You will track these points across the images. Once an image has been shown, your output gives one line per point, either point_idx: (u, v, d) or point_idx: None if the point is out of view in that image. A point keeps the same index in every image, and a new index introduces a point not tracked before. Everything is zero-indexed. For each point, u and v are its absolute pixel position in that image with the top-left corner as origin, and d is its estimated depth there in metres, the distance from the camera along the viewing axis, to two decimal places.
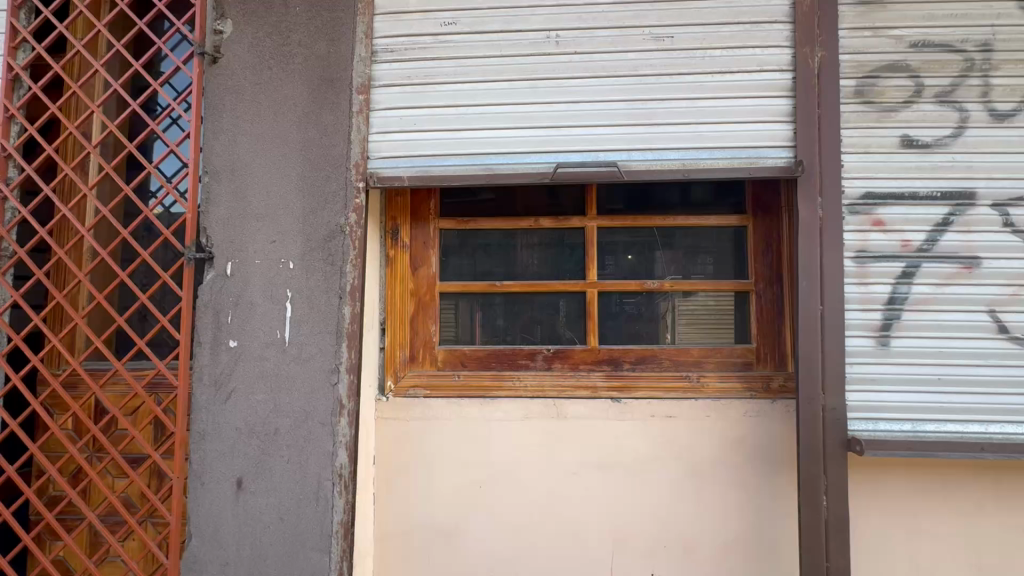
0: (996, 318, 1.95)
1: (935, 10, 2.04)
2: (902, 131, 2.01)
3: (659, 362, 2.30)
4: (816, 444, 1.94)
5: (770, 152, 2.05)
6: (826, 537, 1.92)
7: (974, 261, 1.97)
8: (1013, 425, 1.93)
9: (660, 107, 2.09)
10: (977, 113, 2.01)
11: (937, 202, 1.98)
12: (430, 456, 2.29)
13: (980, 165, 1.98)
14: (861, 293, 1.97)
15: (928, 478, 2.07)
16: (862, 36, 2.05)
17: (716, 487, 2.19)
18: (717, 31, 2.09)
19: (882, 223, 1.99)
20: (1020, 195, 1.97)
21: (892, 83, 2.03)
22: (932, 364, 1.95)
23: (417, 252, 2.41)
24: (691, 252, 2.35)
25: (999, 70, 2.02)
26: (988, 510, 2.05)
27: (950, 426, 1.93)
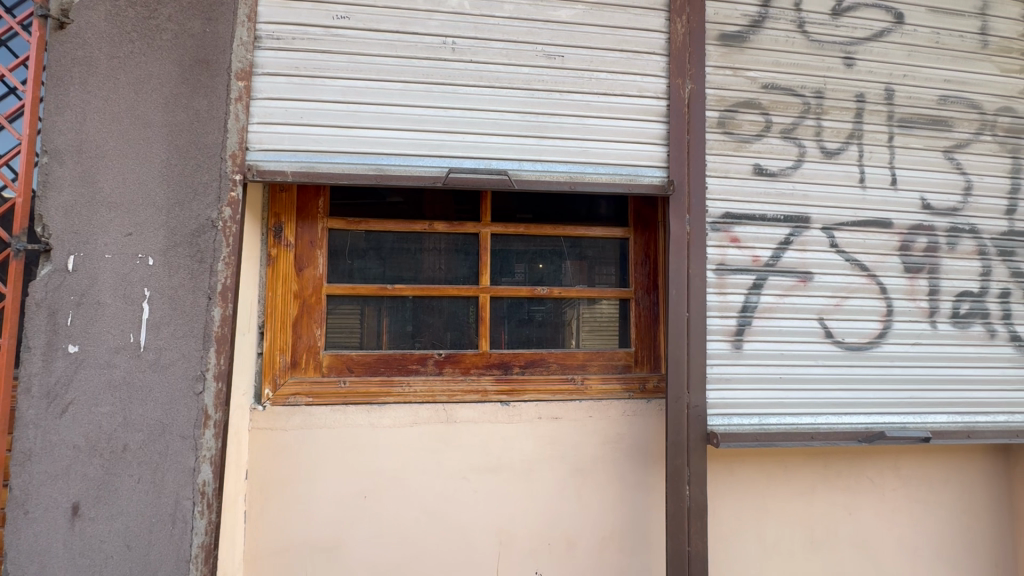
0: (824, 325, 2.28)
1: (781, 58, 2.36)
2: (754, 160, 2.30)
3: (547, 366, 2.39)
4: (681, 438, 2.12)
5: (645, 171, 2.23)
6: (688, 524, 2.10)
7: (808, 275, 2.29)
8: (836, 416, 2.26)
9: (550, 121, 2.19)
10: (812, 150, 2.35)
11: (780, 223, 2.28)
12: (311, 467, 2.17)
13: (813, 194, 2.32)
14: (719, 301, 2.21)
15: (773, 466, 2.35)
16: (724, 74, 2.31)
17: (597, 483, 2.31)
18: (603, 55, 2.24)
19: (737, 239, 2.24)
20: (842, 221, 2.33)
21: (747, 117, 2.31)
22: (775, 364, 2.23)
23: (302, 252, 2.28)
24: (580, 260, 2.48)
25: (828, 115, 2.38)
26: (818, 491, 2.38)
27: (789, 419, 2.22)
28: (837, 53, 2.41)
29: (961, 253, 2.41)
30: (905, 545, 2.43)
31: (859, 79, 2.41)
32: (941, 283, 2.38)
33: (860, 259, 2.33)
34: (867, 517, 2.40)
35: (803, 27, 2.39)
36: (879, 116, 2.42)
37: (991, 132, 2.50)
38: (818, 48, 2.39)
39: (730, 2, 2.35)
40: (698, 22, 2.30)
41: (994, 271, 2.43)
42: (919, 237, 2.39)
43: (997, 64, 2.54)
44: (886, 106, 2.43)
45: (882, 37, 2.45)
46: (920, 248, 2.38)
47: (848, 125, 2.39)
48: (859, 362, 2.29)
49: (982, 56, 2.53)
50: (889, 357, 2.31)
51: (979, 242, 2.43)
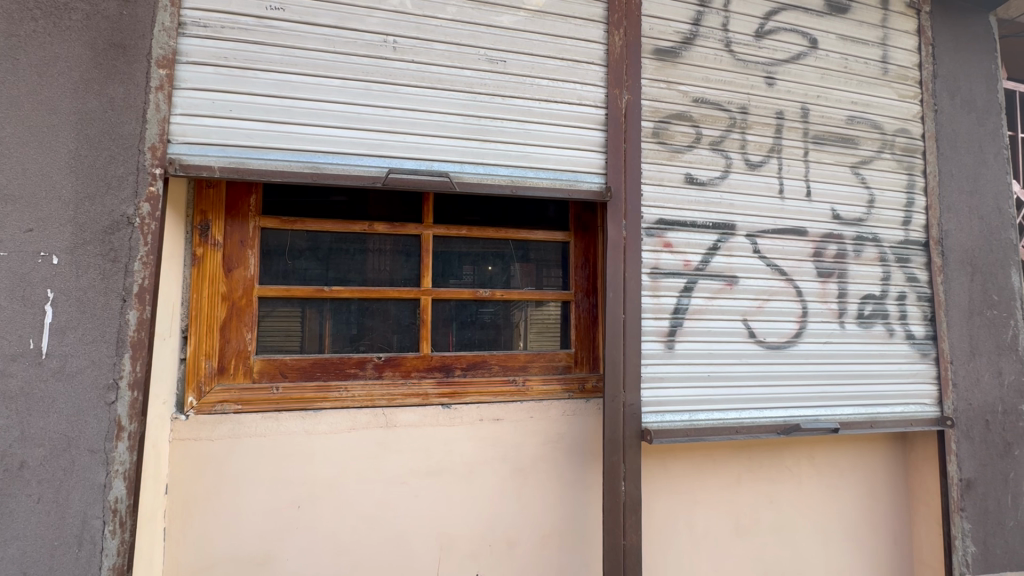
0: (748, 325, 2.44)
1: (710, 74, 2.51)
2: (685, 170, 2.42)
3: (489, 368, 2.40)
4: (617, 436, 2.20)
5: (584, 177, 2.30)
6: (623, 518, 2.18)
7: (734, 279, 2.44)
8: (758, 411, 2.42)
9: (492, 125, 2.21)
10: (738, 161, 2.51)
11: (709, 230, 2.42)
12: (240, 478, 2.06)
13: (738, 203, 2.48)
14: (654, 304, 2.31)
15: (703, 459, 2.49)
16: (658, 87, 2.43)
17: (538, 483, 2.35)
18: (544, 63, 2.29)
19: (670, 244, 2.36)
20: (763, 229, 2.51)
21: (679, 129, 2.44)
22: (704, 363, 2.36)
23: (231, 252, 2.17)
24: (521, 263, 2.51)
25: (752, 129, 2.55)
26: (743, 482, 2.53)
27: (717, 415, 2.35)
28: (760, 72, 2.59)
29: (865, 259, 2.65)
30: (819, 528, 2.64)
31: (779, 97, 2.61)
32: (848, 286, 2.61)
33: (780, 264, 2.52)
34: (786, 503, 2.59)
35: (729, 47, 2.55)
36: (796, 133, 2.62)
37: (890, 150, 2.78)
38: (743, 67, 2.56)
39: (664, 19, 2.47)
40: (635, 36, 2.40)
41: (892, 276, 2.69)
42: (830, 244, 2.61)
43: (895, 90, 2.82)
44: (802, 123, 2.64)
45: (799, 60, 2.66)
46: (831, 254, 2.60)
47: (769, 139, 2.57)
48: (779, 360, 2.47)
49: (883, 81, 2.80)
50: (804, 355, 2.51)
51: (880, 250, 2.69)
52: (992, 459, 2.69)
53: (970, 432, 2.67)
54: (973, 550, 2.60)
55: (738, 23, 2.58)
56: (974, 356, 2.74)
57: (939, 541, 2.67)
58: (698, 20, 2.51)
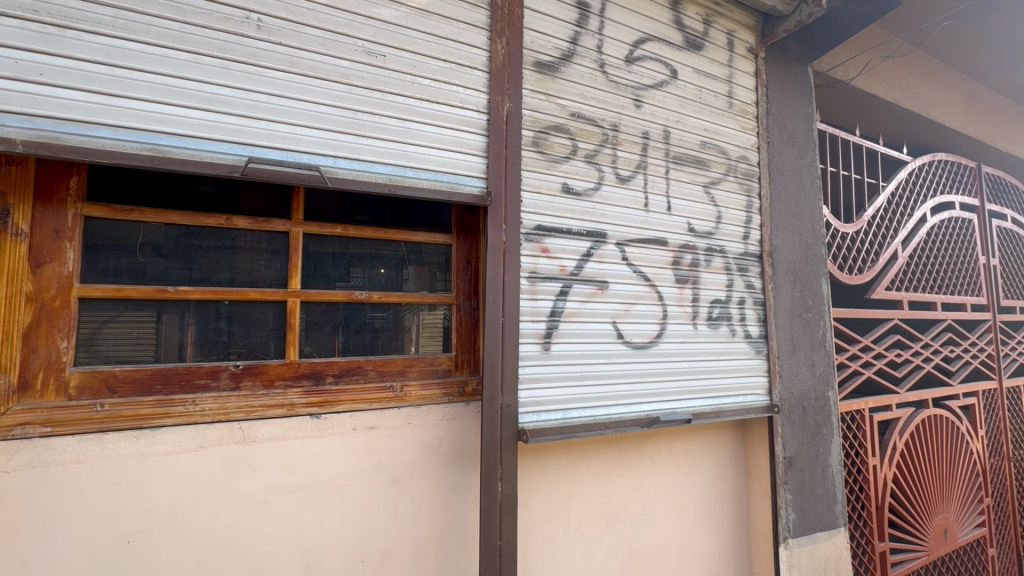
0: (617, 327, 2.63)
1: (586, 92, 2.67)
2: (562, 180, 2.55)
3: (364, 374, 2.29)
4: (495, 437, 2.23)
5: (465, 180, 2.31)
6: (500, 518, 2.21)
7: (605, 284, 2.61)
8: (625, 406, 2.61)
9: (369, 120, 2.12)
10: (610, 175, 2.70)
11: (583, 238, 2.57)
12: (48, 515, 1.72)
13: (609, 213, 2.67)
14: (532, 306, 2.40)
15: (576, 454, 2.62)
16: (538, 98, 2.53)
17: (415, 490, 2.29)
18: (426, 62, 2.26)
19: (547, 250, 2.46)
20: (631, 238, 2.73)
21: (557, 140, 2.56)
22: (578, 363, 2.49)
23: (41, 243, 1.80)
24: (419, 269, 2.49)
25: (622, 146, 2.76)
26: (612, 473, 2.72)
27: (589, 412, 2.50)
28: (629, 94, 2.82)
29: (714, 268, 3.01)
30: (676, 510, 2.92)
31: (645, 119, 2.86)
32: (701, 292, 2.94)
33: (645, 271, 2.75)
34: (649, 490, 2.83)
35: (603, 68, 2.74)
36: (659, 153, 2.89)
37: (734, 174, 3.19)
38: (615, 88, 2.77)
39: (544, 34, 2.57)
40: (517, 46, 2.47)
41: (735, 284, 3.09)
42: (686, 254, 2.91)
43: (738, 121, 3.25)
44: (665, 144, 2.92)
45: (662, 87, 2.95)
46: (687, 263, 2.91)
47: (637, 156, 2.81)
48: (643, 358, 2.69)
49: (729, 113, 3.21)
50: (664, 353, 2.77)
51: (726, 260, 3.07)
52: (807, 439, 3.20)
53: (791, 416, 3.16)
54: (793, 517, 3.07)
55: (611, 47, 2.78)
56: (795, 352, 3.24)
57: (768, 512, 3.10)
58: (575, 39, 2.67)
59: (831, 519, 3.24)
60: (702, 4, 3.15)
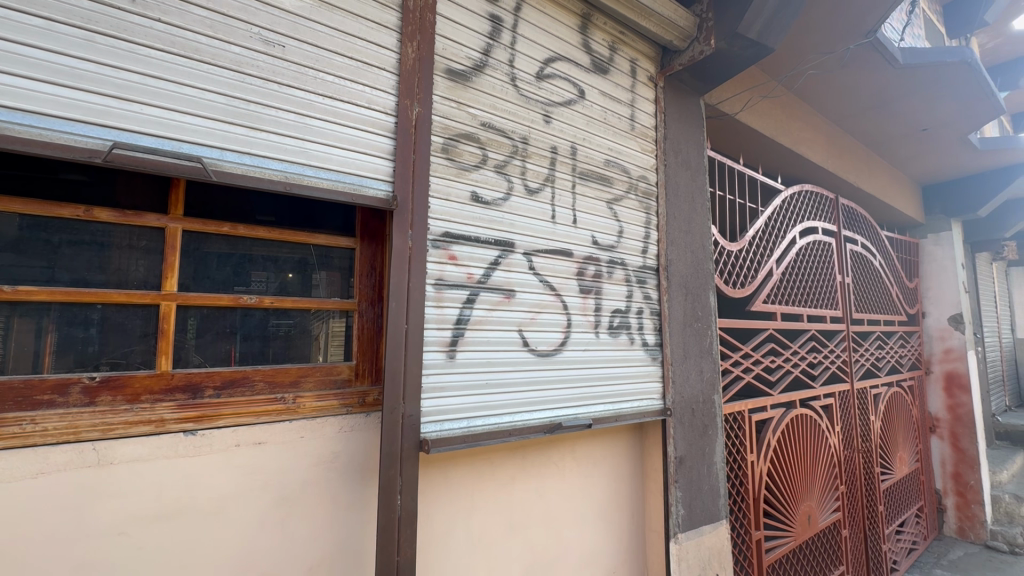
0: (523, 335, 2.68)
1: (497, 104, 2.72)
2: (471, 188, 2.57)
3: (251, 386, 2.11)
4: (395, 448, 2.16)
5: (370, 183, 2.23)
6: (399, 533, 2.14)
7: (512, 292, 2.65)
8: (529, 412, 2.66)
9: (263, 113, 1.99)
10: (519, 186, 2.77)
11: (491, 246, 2.60)
12: None
13: (517, 223, 2.73)
14: (437, 313, 2.37)
15: (480, 463, 2.61)
16: (449, 105, 2.52)
17: (306, 509, 2.14)
18: (330, 57, 2.16)
19: (454, 257, 2.46)
20: (538, 248, 2.80)
21: (466, 148, 2.58)
22: (483, 371, 2.50)
23: None
24: (325, 272, 2.38)
25: (531, 159, 2.85)
26: (516, 480, 2.75)
27: (493, 419, 2.51)
28: (539, 109, 2.92)
29: (616, 279, 3.18)
30: (577, 513, 3.01)
31: (553, 134, 2.97)
32: (603, 301, 3.09)
33: (550, 281, 2.84)
34: (552, 494, 2.89)
35: (514, 81, 2.82)
36: (566, 167, 3.02)
37: (635, 193, 3.41)
38: (525, 102, 2.86)
39: (457, 42, 2.59)
40: (427, 51, 2.45)
41: (634, 295, 3.28)
42: (589, 265, 3.05)
43: (639, 143, 3.49)
44: (571, 159, 3.05)
45: (570, 105, 3.09)
46: (590, 274, 3.05)
47: (544, 170, 2.90)
48: (548, 366, 2.76)
49: (631, 135, 3.44)
50: (568, 361, 2.86)
51: (626, 272, 3.25)
52: (695, 439, 3.47)
53: (682, 419, 3.41)
54: (683, 513, 3.29)
55: (522, 62, 2.86)
56: (686, 358, 3.51)
57: (661, 510, 3.30)
58: (487, 51, 2.71)
59: (715, 513, 3.53)
60: (608, 31, 3.35)
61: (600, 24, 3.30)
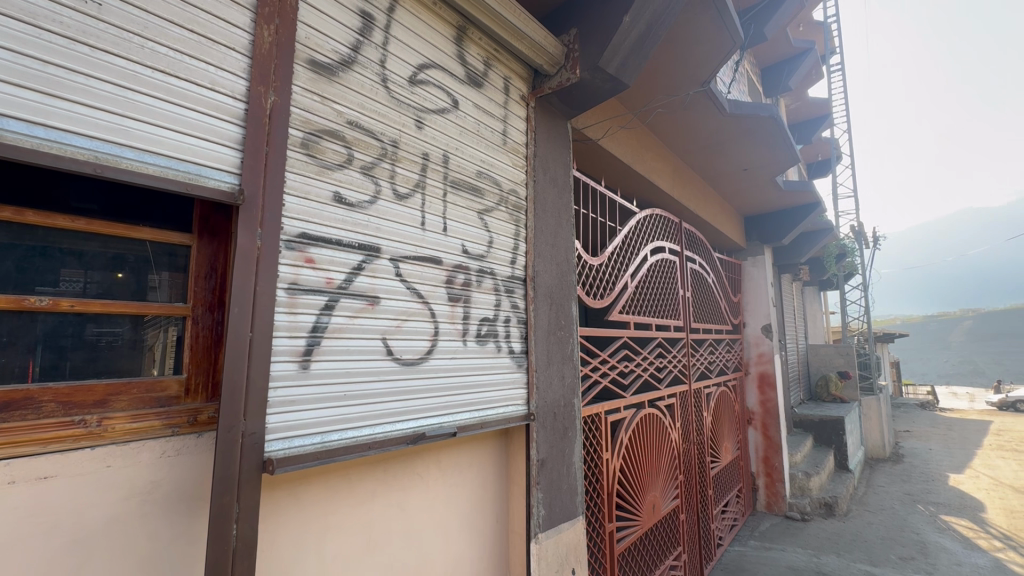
0: (387, 344, 2.59)
1: (366, 103, 2.62)
2: (334, 188, 2.43)
3: (39, 408, 1.72)
4: (231, 472, 1.92)
5: (211, 173, 1.99)
6: (231, 567, 1.90)
7: (376, 299, 2.55)
8: (391, 424, 2.57)
9: (68, 78, 1.67)
10: (387, 190, 2.69)
11: (354, 250, 2.48)
12: None
13: (383, 228, 2.64)
14: (289, 321, 2.18)
15: (337, 479, 2.46)
16: (311, 98, 2.36)
17: (112, 553, 1.80)
18: (164, 27, 1.90)
19: (312, 260, 2.29)
20: (405, 255, 2.75)
21: (330, 146, 2.43)
22: (341, 382, 2.36)
23: None
24: (174, 274, 2.12)
25: (400, 163, 2.79)
26: (377, 495, 2.64)
27: (350, 433, 2.37)
28: (411, 114, 2.88)
29: (484, 288, 3.25)
30: (440, 524, 2.98)
31: (425, 140, 2.95)
32: (471, 310, 3.13)
33: (418, 288, 2.79)
34: (414, 506, 2.83)
35: (385, 82, 2.74)
36: (437, 175, 3.02)
37: (505, 205, 3.52)
38: (396, 105, 2.80)
39: (323, 33, 2.44)
40: (287, 37, 2.27)
41: (502, 303, 3.38)
42: (459, 274, 3.08)
43: (511, 158, 3.62)
44: (443, 168, 3.06)
45: (443, 113, 3.10)
46: (459, 282, 3.07)
47: (414, 175, 2.87)
48: (413, 374, 2.71)
49: (503, 150, 3.56)
50: (434, 369, 2.83)
51: (495, 281, 3.34)
52: (555, 441, 3.67)
53: (544, 423, 3.59)
54: (543, 513, 3.45)
55: (394, 64, 2.81)
56: (549, 365, 3.70)
57: (523, 512, 3.41)
58: (356, 47, 2.61)
59: (572, 510, 3.75)
60: (482, 47, 3.44)
61: (475, 39, 3.38)
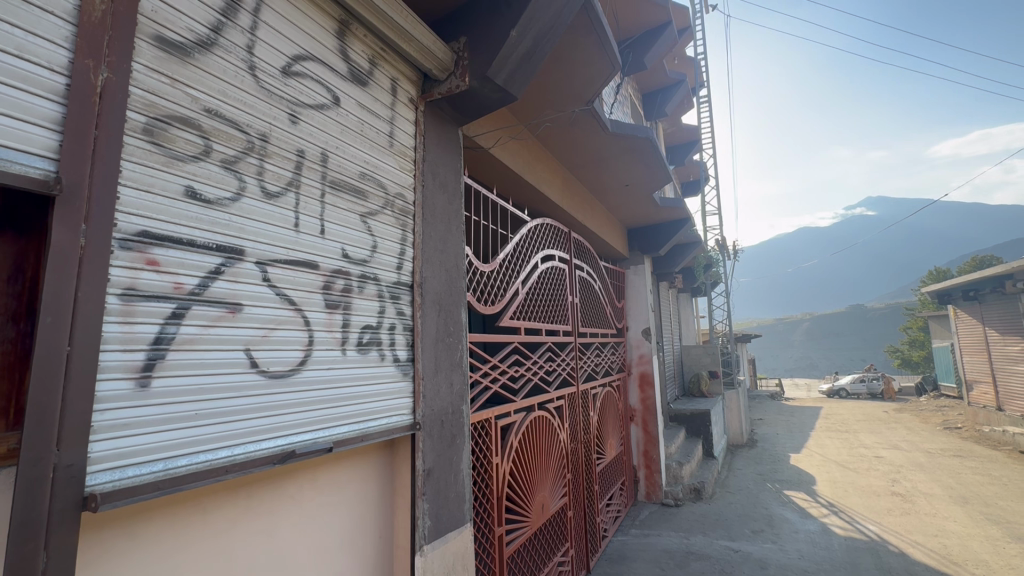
0: (251, 355, 2.36)
1: (228, 90, 2.39)
2: (187, 181, 2.16)
3: None
4: (37, 514, 1.60)
5: (16, 156, 1.67)
6: None
7: (238, 306, 2.32)
8: (255, 443, 2.35)
9: None
10: (252, 187, 2.46)
11: (211, 252, 2.23)
12: None
13: (248, 228, 2.41)
14: (123, 333, 1.89)
15: (187, 509, 2.18)
16: (158, 79, 2.09)
17: None
18: None
19: (155, 263, 2.01)
20: (275, 259, 2.54)
21: (182, 134, 2.17)
22: (192, 399, 2.10)
23: None
24: None
25: (270, 159, 2.58)
26: (241, 522, 2.39)
27: (201, 457, 2.11)
28: (283, 107, 2.68)
29: (367, 294, 3.11)
30: (316, 547, 2.78)
31: (300, 136, 2.76)
32: (351, 317, 2.98)
33: (290, 294, 2.59)
34: (284, 531, 2.61)
35: (252, 70, 2.52)
36: (314, 173, 2.84)
37: (391, 209, 3.42)
38: (266, 96, 2.58)
39: (175, 9, 2.17)
40: (127, 8, 1.99)
41: (387, 310, 3.26)
42: (338, 279, 2.91)
43: (398, 161, 3.53)
44: (321, 166, 2.89)
45: (321, 109, 2.93)
46: (338, 288, 2.91)
47: (287, 173, 2.67)
48: (281, 387, 2.49)
49: (390, 152, 3.46)
50: (307, 381, 2.64)
51: (379, 288, 3.21)
52: (442, 449, 3.63)
53: (431, 431, 3.53)
54: (428, 524, 3.38)
55: (264, 52, 2.59)
56: (436, 372, 3.65)
57: (407, 525, 3.31)
58: (217, 29, 2.36)
59: (459, 517, 3.74)
60: (367, 44, 3.32)
61: (359, 35, 3.25)
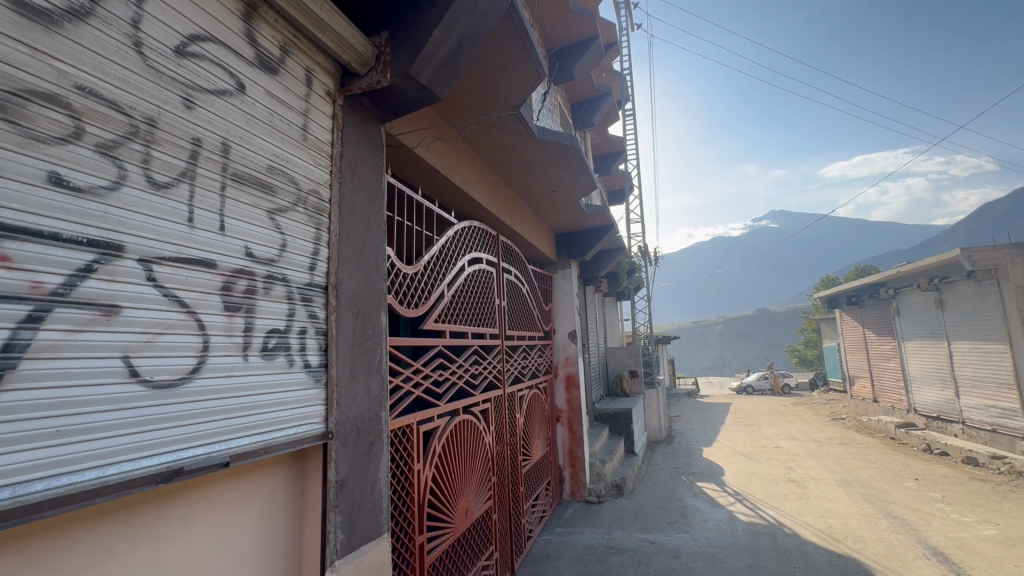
0: (130, 364, 2.11)
1: (106, 66, 2.13)
2: (50, 166, 1.90)
3: None
4: None
5: None
6: None
7: (115, 309, 2.07)
8: (133, 462, 2.09)
9: None
10: (135, 175, 2.21)
11: (81, 247, 1.97)
12: None
13: (128, 221, 2.16)
14: None
15: (48, 539, 1.92)
16: (13, 47, 1.83)
17: None
18: None
19: (6, 258, 1.75)
20: (163, 256, 2.29)
21: (45, 113, 1.91)
22: (52, 414, 1.84)
23: None
24: None
25: (158, 146, 2.34)
26: (118, 549, 2.15)
27: (62, 480, 1.85)
28: (176, 90, 2.44)
29: (273, 296, 2.90)
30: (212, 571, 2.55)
31: (196, 123, 2.53)
32: (255, 321, 2.77)
33: (180, 296, 2.35)
34: (174, 556, 2.36)
35: (138, 47, 2.27)
36: (212, 164, 2.61)
37: (303, 206, 3.22)
38: (155, 76, 2.34)
39: None
40: None
41: (296, 313, 3.06)
42: (239, 280, 2.70)
43: (312, 156, 3.35)
44: (221, 157, 2.67)
45: (222, 95, 2.70)
46: (239, 289, 2.69)
47: (179, 162, 2.43)
48: (167, 399, 2.25)
49: (303, 146, 3.27)
50: (200, 391, 2.41)
51: (288, 289, 3.01)
52: (357, 459, 3.47)
53: (345, 440, 3.36)
54: (341, 538, 3.21)
55: (153, 27, 2.35)
56: (352, 378, 3.49)
57: (318, 540, 3.13)
58: None
59: (376, 528, 3.60)
60: (279, 30, 3.12)
61: (269, 19, 3.04)
